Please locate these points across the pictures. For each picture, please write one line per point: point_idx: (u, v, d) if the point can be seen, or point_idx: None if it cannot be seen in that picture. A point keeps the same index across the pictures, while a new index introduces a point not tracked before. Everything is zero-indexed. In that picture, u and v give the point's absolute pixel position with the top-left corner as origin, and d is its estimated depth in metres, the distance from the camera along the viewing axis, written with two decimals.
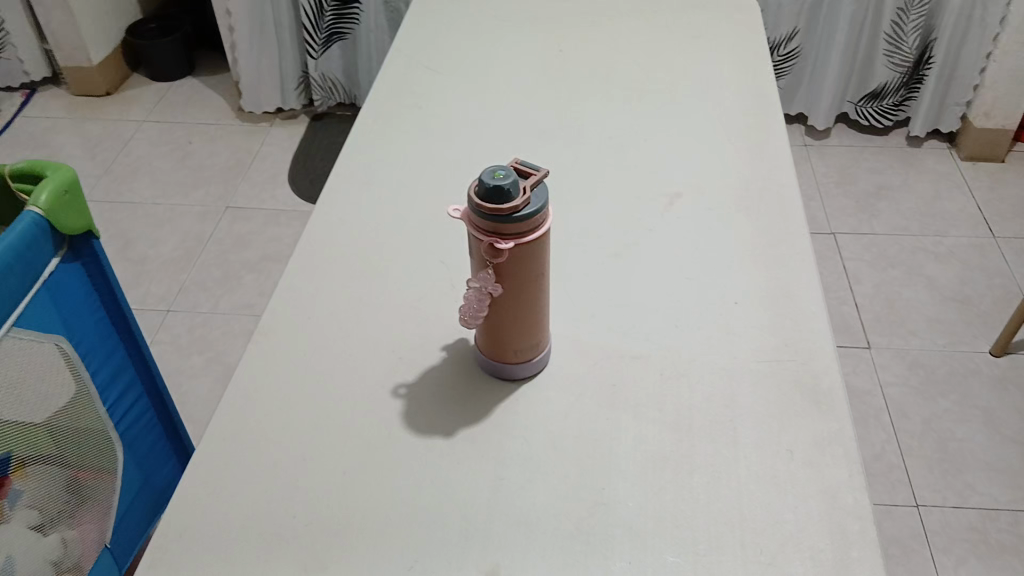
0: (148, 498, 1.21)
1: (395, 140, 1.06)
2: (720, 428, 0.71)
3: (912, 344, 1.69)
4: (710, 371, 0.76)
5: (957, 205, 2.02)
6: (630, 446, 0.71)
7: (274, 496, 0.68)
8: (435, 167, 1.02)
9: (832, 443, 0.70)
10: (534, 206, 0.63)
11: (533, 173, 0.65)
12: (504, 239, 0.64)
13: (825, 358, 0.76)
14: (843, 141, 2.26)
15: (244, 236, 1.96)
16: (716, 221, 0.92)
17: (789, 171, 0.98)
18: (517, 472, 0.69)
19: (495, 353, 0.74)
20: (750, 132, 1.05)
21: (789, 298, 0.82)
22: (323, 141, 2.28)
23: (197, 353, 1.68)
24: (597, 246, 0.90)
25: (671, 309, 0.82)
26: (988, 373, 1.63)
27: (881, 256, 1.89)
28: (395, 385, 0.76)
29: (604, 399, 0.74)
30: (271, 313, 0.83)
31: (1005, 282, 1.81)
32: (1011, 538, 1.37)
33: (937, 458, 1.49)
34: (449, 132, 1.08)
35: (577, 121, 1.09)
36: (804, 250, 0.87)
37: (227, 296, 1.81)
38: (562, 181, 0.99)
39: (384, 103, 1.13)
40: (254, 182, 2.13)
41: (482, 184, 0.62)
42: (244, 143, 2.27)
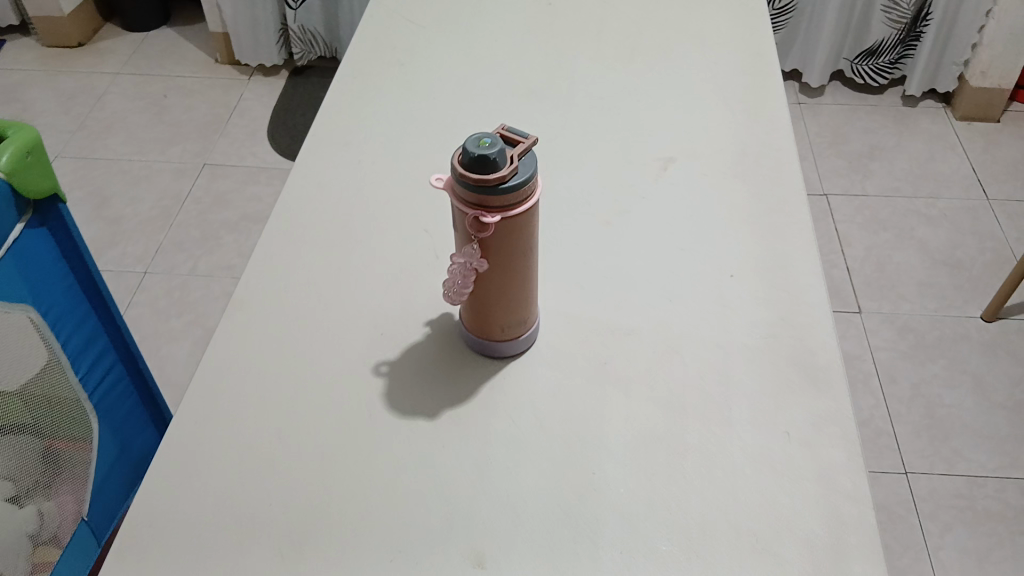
0: (126, 467, 1.18)
1: (376, 100, 1.01)
2: (714, 406, 0.69)
3: (902, 308, 1.68)
4: (704, 346, 0.73)
5: (950, 166, 1.99)
6: (620, 426, 0.68)
7: (248, 480, 0.65)
8: (419, 129, 0.97)
9: (831, 422, 0.67)
10: (522, 176, 0.59)
11: (521, 140, 0.61)
12: (490, 212, 0.60)
13: (823, 333, 0.73)
14: (837, 99, 2.22)
15: (223, 195, 1.91)
16: (711, 187, 0.88)
17: (786, 134, 0.94)
18: (503, 455, 0.66)
19: (481, 329, 0.71)
20: (747, 92, 1.01)
21: (785, 269, 0.79)
22: (303, 96, 2.20)
23: (176, 316, 1.64)
24: (586, 214, 0.86)
25: (663, 281, 0.79)
26: (978, 338, 1.62)
27: (873, 219, 1.87)
28: (375, 361, 0.73)
29: (593, 376, 0.71)
30: (244, 284, 0.79)
31: (997, 246, 1.79)
32: (997, 505, 1.37)
33: (925, 423, 1.49)
34: (433, 91, 1.03)
35: (567, 81, 1.05)
36: (802, 218, 0.84)
37: (207, 257, 1.76)
38: (551, 144, 0.95)
39: (365, 60, 1.08)
40: (233, 139, 2.06)
41: (467, 153, 0.58)
42: (222, 98, 2.19)
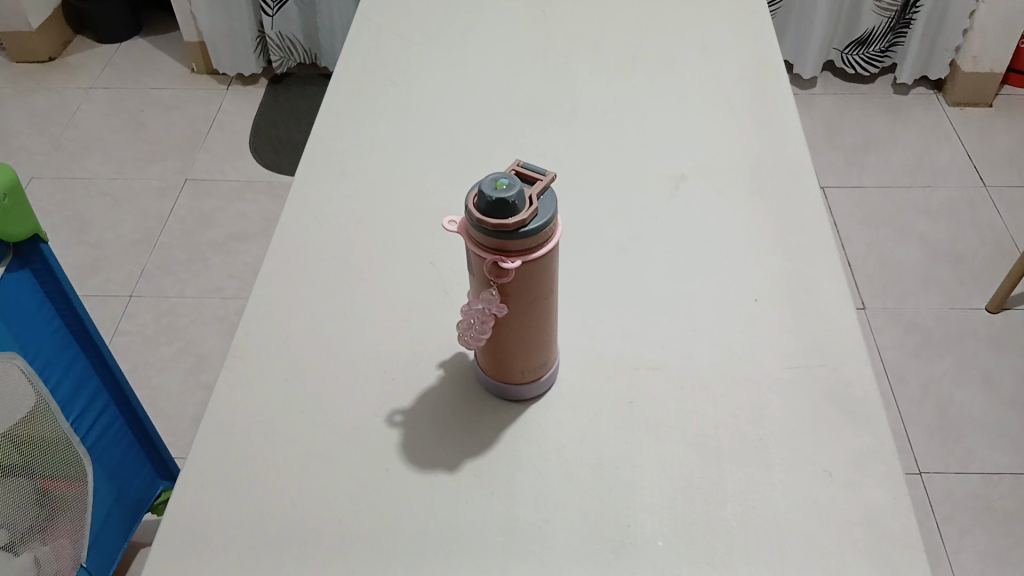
0: (118, 511, 1.14)
1: (368, 122, 0.97)
2: (750, 448, 0.65)
3: (907, 304, 1.65)
4: (733, 382, 0.70)
5: (946, 156, 1.97)
6: (653, 474, 0.64)
7: (261, 551, 0.61)
8: (417, 152, 0.93)
9: (873, 460, 0.64)
10: (542, 218, 0.55)
11: (539, 177, 0.57)
12: (510, 257, 0.56)
13: (857, 362, 0.70)
14: (828, 91, 2.19)
15: (208, 213, 1.85)
16: (727, 204, 0.85)
17: (800, 145, 0.90)
18: (532, 511, 0.62)
19: (499, 374, 0.67)
20: (754, 102, 0.97)
21: (811, 292, 0.76)
22: (286, 106, 2.15)
23: (166, 342, 1.59)
24: (599, 239, 0.82)
25: (684, 310, 0.75)
26: (985, 332, 1.59)
27: (872, 213, 1.84)
28: (389, 412, 0.69)
29: (620, 418, 0.68)
30: (243, 331, 0.75)
31: (997, 236, 1.77)
32: (1014, 504, 1.35)
33: (937, 423, 1.46)
34: (429, 112, 0.99)
35: (567, 94, 1.01)
36: (823, 236, 0.80)
37: (194, 279, 1.71)
38: (556, 164, 0.91)
39: (356, 79, 1.03)
40: (215, 154, 2.01)
41: (483, 196, 0.54)
42: (201, 111, 2.13)
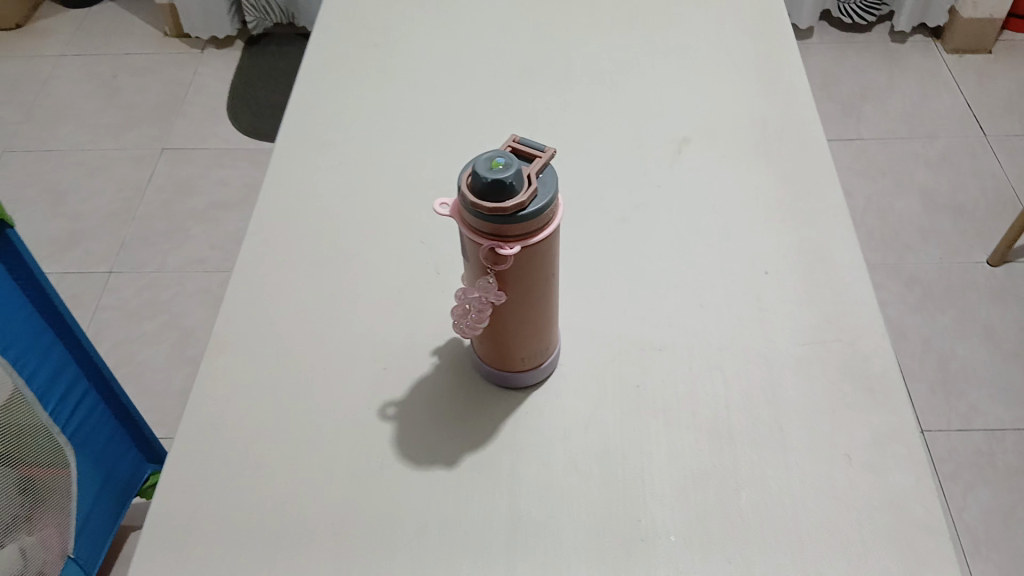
0: (105, 497, 1.10)
1: (350, 88, 0.92)
2: (764, 431, 0.62)
3: (907, 258, 1.62)
4: (745, 360, 0.66)
5: (945, 104, 1.92)
6: (663, 462, 0.61)
7: (250, 557, 0.58)
8: (403, 120, 0.88)
9: (894, 441, 0.61)
10: (543, 199, 0.51)
11: (537, 154, 0.53)
12: (508, 242, 0.52)
13: (874, 336, 0.67)
14: (824, 40, 2.13)
15: (187, 181, 1.79)
16: (733, 170, 0.81)
17: (808, 106, 0.87)
18: (537, 506, 0.59)
19: (498, 361, 0.63)
20: (757, 59, 0.93)
21: (824, 262, 0.72)
22: (264, 68, 2.07)
23: (148, 318, 1.54)
24: (600, 208, 0.78)
25: (692, 283, 0.71)
26: (986, 286, 1.56)
27: (871, 165, 1.80)
28: (382, 403, 0.65)
29: (626, 402, 0.64)
30: (224, 320, 0.70)
31: (998, 186, 1.73)
32: (1018, 459, 1.34)
33: (939, 379, 1.44)
34: (416, 76, 0.93)
35: (560, 54, 0.96)
36: (835, 203, 0.77)
37: (175, 251, 1.66)
38: (550, 131, 0.86)
39: (339, 44, 0.98)
40: (192, 120, 1.93)
41: (478, 177, 0.50)
42: (177, 75, 2.05)
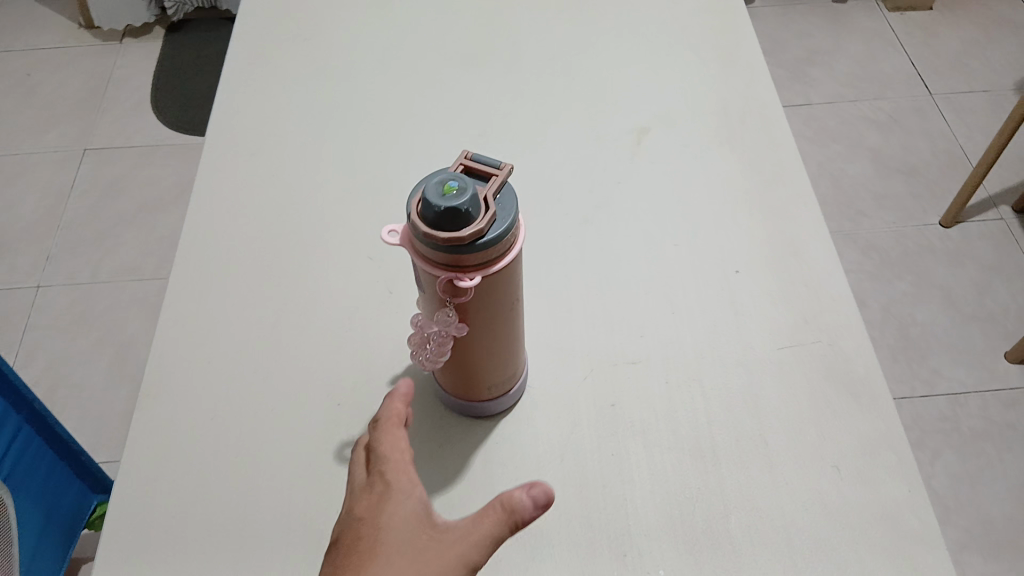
0: (50, 536, 1.03)
1: (282, 86, 0.85)
2: (748, 446, 0.58)
3: (862, 224, 1.61)
4: (724, 368, 0.62)
5: (891, 64, 1.90)
6: (646, 488, 0.57)
7: None
8: (341, 121, 0.82)
9: (884, 448, 0.58)
10: (502, 224, 0.46)
11: (493, 172, 0.48)
12: (468, 273, 0.47)
13: (854, 334, 0.63)
14: (767, 4, 2.10)
15: (114, 183, 1.69)
16: (697, 160, 0.77)
17: (767, 85, 0.83)
18: (514, 547, 0.55)
19: (463, 392, 0.58)
20: (712, 37, 0.89)
21: (798, 255, 0.68)
22: (189, 57, 1.96)
23: (85, 333, 1.45)
24: (560, 209, 0.73)
25: (662, 287, 0.67)
26: (941, 248, 1.56)
27: (821, 131, 1.78)
28: (339, 445, 0.60)
29: (602, 425, 0.60)
30: (157, 360, 0.64)
31: (947, 146, 1.72)
32: (982, 422, 1.33)
33: (900, 346, 1.43)
34: (352, 70, 0.87)
35: (506, 40, 0.90)
36: (804, 190, 0.73)
37: (107, 259, 1.56)
38: (501, 125, 0.81)
39: (266, 39, 0.91)
40: (115, 116, 1.82)
41: (429, 205, 0.44)
42: (96, 69, 1.93)
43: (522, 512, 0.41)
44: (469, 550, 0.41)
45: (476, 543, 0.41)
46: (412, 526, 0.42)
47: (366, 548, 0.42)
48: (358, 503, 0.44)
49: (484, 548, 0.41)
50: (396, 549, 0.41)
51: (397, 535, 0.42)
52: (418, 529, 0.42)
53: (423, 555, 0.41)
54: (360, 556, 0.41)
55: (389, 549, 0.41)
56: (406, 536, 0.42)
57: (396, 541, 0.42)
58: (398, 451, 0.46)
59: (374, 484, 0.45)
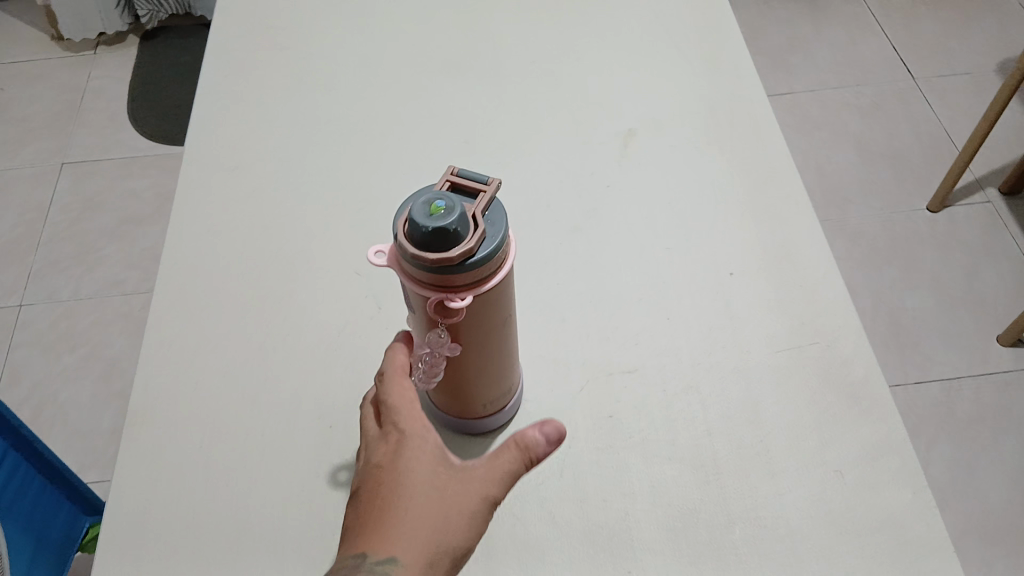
0: (46, 561, 1.01)
1: (261, 99, 0.83)
2: (750, 455, 0.58)
3: (849, 212, 1.60)
4: (722, 376, 0.61)
5: (872, 49, 1.90)
6: (647, 502, 0.56)
7: None
8: (323, 134, 0.80)
9: (886, 451, 0.57)
10: (492, 241, 0.44)
11: (481, 188, 0.46)
12: (458, 293, 0.45)
13: (851, 336, 0.63)
14: None
15: (94, 197, 1.66)
16: (685, 162, 0.76)
17: (754, 82, 0.82)
18: (517, 569, 0.54)
19: (458, 411, 0.57)
20: (696, 35, 0.88)
21: (791, 257, 0.68)
22: (165, 65, 1.93)
23: (68, 351, 1.43)
24: (549, 218, 0.72)
25: (656, 295, 0.66)
26: (929, 233, 1.55)
27: (805, 119, 1.77)
28: (332, 468, 0.59)
29: (600, 439, 0.59)
30: (141, 387, 0.63)
31: (932, 129, 1.72)
32: (977, 407, 1.32)
33: (891, 333, 1.42)
34: (332, 81, 0.85)
35: (487, 44, 0.89)
36: (795, 190, 0.72)
37: (89, 275, 1.54)
38: (485, 132, 0.80)
39: (242, 51, 0.89)
40: (92, 128, 1.79)
41: (416, 227, 0.43)
42: (70, 80, 1.90)
43: (537, 449, 0.47)
44: (491, 486, 0.46)
45: (497, 479, 0.46)
46: (433, 466, 0.46)
47: (393, 492, 0.45)
48: (376, 451, 0.47)
49: (504, 483, 0.46)
50: (422, 490, 0.45)
51: (421, 477, 0.45)
52: (440, 469, 0.46)
53: (448, 493, 0.45)
54: (390, 500, 0.45)
55: (416, 491, 0.45)
56: (428, 477, 0.46)
57: (420, 483, 0.45)
58: (407, 399, 0.48)
59: (388, 429, 0.48)
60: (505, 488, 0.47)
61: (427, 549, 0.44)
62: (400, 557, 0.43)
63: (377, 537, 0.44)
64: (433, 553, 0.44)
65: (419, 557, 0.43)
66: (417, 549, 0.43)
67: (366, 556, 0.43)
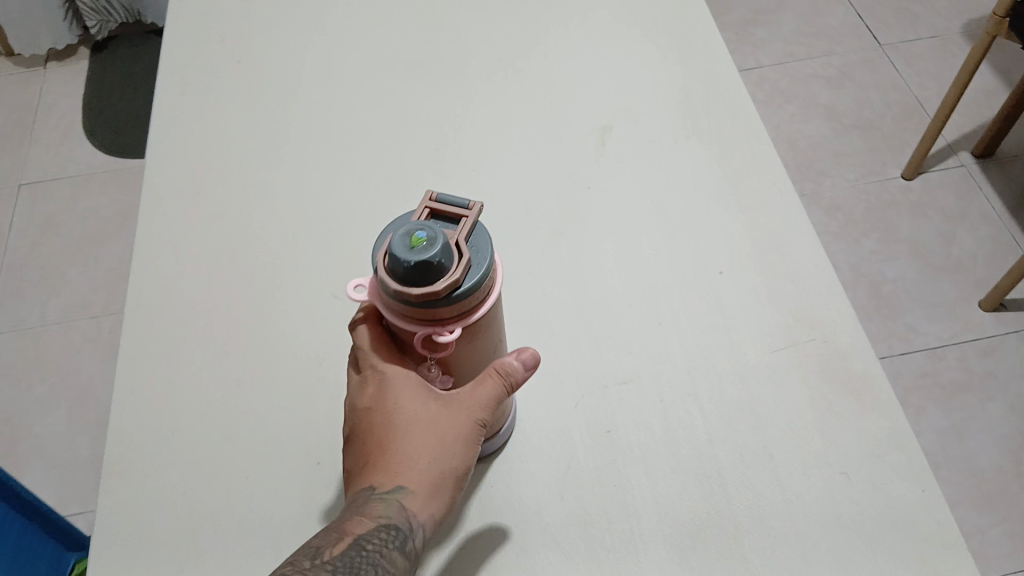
0: None
1: (220, 119, 0.80)
2: (753, 461, 0.56)
3: (824, 185, 1.59)
4: (720, 379, 0.60)
5: (837, 18, 1.89)
6: (653, 518, 0.54)
7: None
8: (287, 151, 0.77)
9: (891, 447, 0.56)
10: (478, 271, 0.42)
11: (461, 214, 0.44)
12: (446, 326, 0.44)
13: (847, 328, 0.61)
14: None
15: (53, 218, 1.61)
16: (664, 155, 0.74)
17: (728, 65, 0.80)
18: None
19: None
20: (665, 19, 0.86)
21: (780, 248, 0.66)
22: (117, 76, 1.87)
23: (38, 381, 1.38)
24: (529, 224, 0.70)
25: (645, 299, 0.64)
26: (905, 201, 1.54)
27: (774, 93, 1.76)
28: (324, 507, 0.56)
29: (599, 455, 0.57)
30: (116, 436, 0.60)
31: (901, 96, 1.71)
32: (963, 374, 1.31)
33: (873, 305, 1.41)
34: (292, 94, 0.82)
35: (450, 43, 0.86)
36: (778, 177, 0.70)
37: (54, 300, 1.49)
38: (456, 137, 0.77)
39: (197, 67, 0.85)
40: (46, 146, 1.73)
41: (398, 261, 0.40)
42: (20, 98, 1.83)
43: (516, 375, 0.48)
44: (478, 412, 0.48)
45: (482, 403, 0.48)
46: (421, 403, 0.48)
47: (387, 432, 0.48)
48: (362, 396, 0.49)
49: (491, 407, 0.48)
50: (414, 425, 0.47)
51: (410, 414, 0.48)
52: (427, 404, 0.48)
53: (440, 423, 0.47)
54: (386, 440, 0.48)
55: (408, 426, 0.47)
56: (418, 411, 0.48)
57: (410, 418, 0.48)
58: (381, 343, 0.49)
59: (369, 374, 0.49)
60: (493, 410, 0.48)
61: (428, 478, 0.47)
62: (405, 486, 0.46)
63: (381, 472, 0.47)
64: (436, 480, 0.47)
65: (423, 484, 0.47)
66: (422, 477, 0.47)
67: (375, 488, 0.47)
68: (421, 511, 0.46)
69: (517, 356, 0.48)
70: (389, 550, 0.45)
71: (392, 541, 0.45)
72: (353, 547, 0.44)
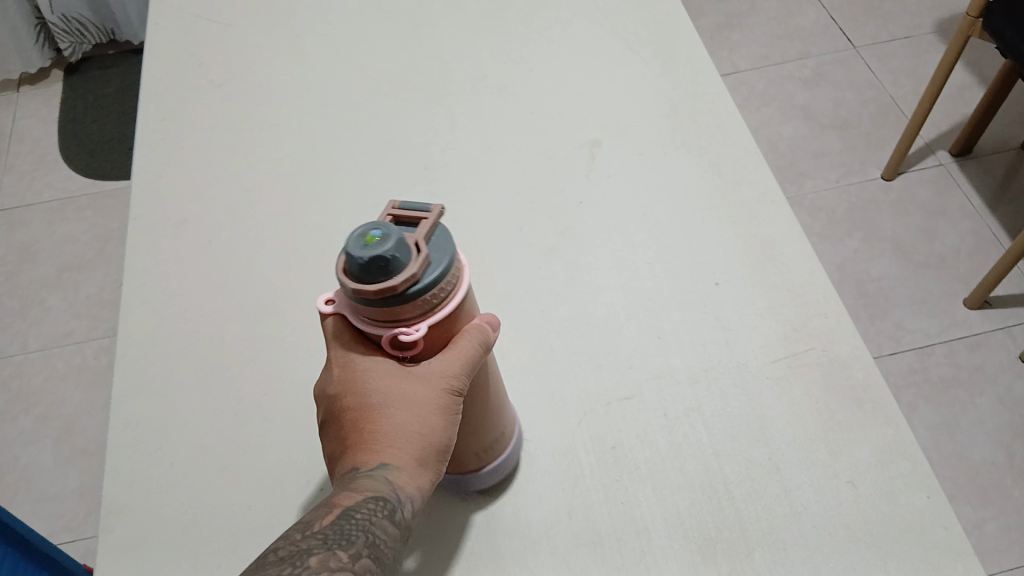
0: None
1: (204, 146, 0.79)
2: (760, 474, 0.56)
3: (806, 186, 1.60)
4: (723, 393, 0.60)
5: (810, 18, 1.90)
6: (664, 537, 0.54)
7: None
8: (273, 177, 0.76)
9: (897, 456, 0.56)
10: (436, 268, 0.41)
11: (422, 217, 0.43)
12: (410, 324, 0.43)
13: (847, 338, 0.61)
14: None
15: (31, 246, 1.58)
16: (654, 168, 0.74)
17: (713, 77, 0.80)
18: None
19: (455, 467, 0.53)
20: (647, 32, 0.86)
21: (775, 258, 0.66)
22: (91, 96, 1.85)
23: (22, 413, 1.35)
24: (523, 243, 0.69)
25: (645, 313, 0.64)
26: (886, 199, 1.55)
27: (752, 96, 1.77)
28: None
29: (605, 473, 0.57)
30: (113, 475, 0.59)
31: (877, 95, 1.72)
32: (952, 369, 1.32)
33: (860, 304, 1.42)
34: (276, 118, 0.81)
35: (434, 62, 0.85)
36: (770, 187, 0.70)
37: (36, 330, 1.46)
38: (444, 156, 0.76)
39: (179, 94, 0.84)
40: (21, 172, 1.71)
41: (352, 260, 0.39)
42: None
43: (485, 337, 0.47)
44: (453, 376, 0.45)
45: (458, 369, 0.45)
46: (394, 376, 0.45)
47: (361, 410, 0.45)
48: (331, 380, 0.47)
49: (465, 370, 0.46)
50: (389, 399, 0.45)
51: (384, 389, 0.45)
52: (400, 377, 0.45)
53: (417, 394, 0.45)
54: (362, 418, 0.45)
55: (384, 401, 0.45)
56: (390, 385, 0.45)
57: (384, 393, 0.45)
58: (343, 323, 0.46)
59: (333, 358, 0.46)
60: (469, 375, 0.46)
61: (412, 450, 0.44)
62: (388, 460, 0.44)
63: (362, 451, 0.44)
64: (420, 453, 0.44)
65: (408, 457, 0.44)
66: (405, 450, 0.44)
67: (357, 468, 0.44)
68: (408, 483, 0.43)
69: (478, 318, 0.48)
70: (380, 521, 0.41)
71: (380, 511, 0.42)
72: (340, 520, 0.41)
